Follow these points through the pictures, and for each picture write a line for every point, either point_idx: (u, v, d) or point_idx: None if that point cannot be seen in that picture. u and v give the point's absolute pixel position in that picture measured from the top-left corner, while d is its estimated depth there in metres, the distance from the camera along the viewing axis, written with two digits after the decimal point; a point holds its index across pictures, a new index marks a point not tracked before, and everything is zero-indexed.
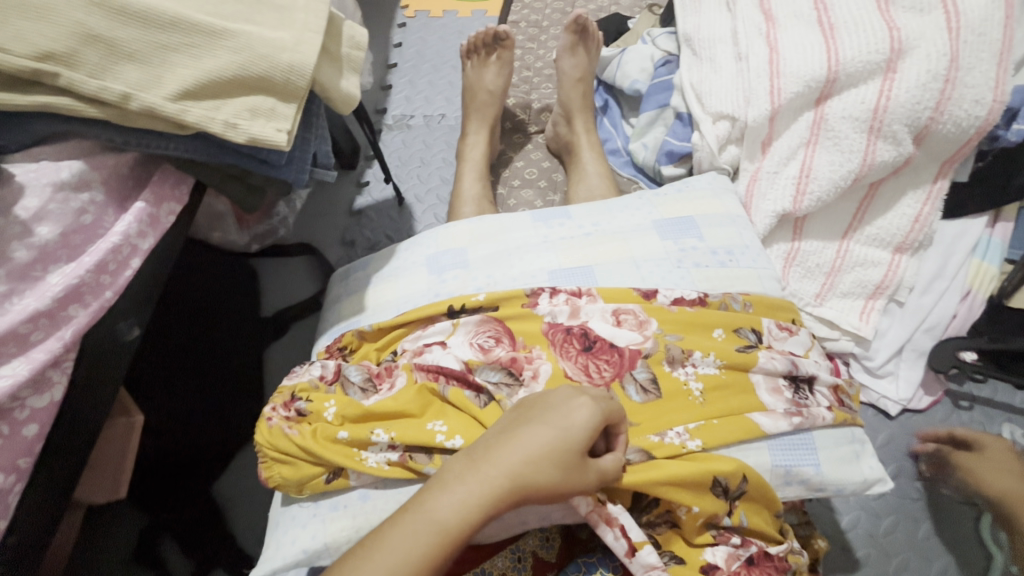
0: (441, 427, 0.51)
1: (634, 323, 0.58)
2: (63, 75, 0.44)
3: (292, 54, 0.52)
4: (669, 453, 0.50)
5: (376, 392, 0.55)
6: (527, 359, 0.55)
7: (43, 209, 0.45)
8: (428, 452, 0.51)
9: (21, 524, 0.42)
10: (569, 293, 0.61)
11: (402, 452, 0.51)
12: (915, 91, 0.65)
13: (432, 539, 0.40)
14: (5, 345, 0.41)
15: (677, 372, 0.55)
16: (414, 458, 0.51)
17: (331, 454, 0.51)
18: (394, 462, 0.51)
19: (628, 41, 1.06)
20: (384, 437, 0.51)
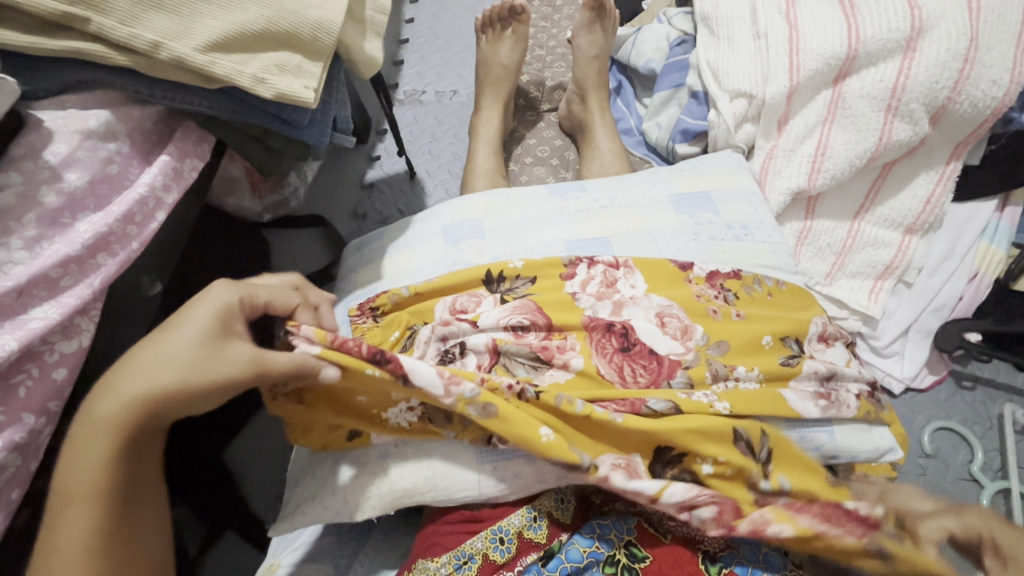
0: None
1: (679, 328, 0.56)
2: (94, 20, 0.43)
3: (319, 11, 0.53)
4: (696, 410, 0.51)
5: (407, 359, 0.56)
6: (560, 348, 0.55)
7: (71, 156, 0.45)
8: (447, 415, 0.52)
9: (48, 470, 0.42)
10: (607, 264, 0.61)
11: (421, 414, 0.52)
12: (934, 69, 0.66)
13: (75, 509, 0.35)
14: (35, 288, 0.41)
15: (717, 385, 0.54)
16: (432, 421, 0.52)
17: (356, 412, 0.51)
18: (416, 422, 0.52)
19: (643, 21, 1.06)
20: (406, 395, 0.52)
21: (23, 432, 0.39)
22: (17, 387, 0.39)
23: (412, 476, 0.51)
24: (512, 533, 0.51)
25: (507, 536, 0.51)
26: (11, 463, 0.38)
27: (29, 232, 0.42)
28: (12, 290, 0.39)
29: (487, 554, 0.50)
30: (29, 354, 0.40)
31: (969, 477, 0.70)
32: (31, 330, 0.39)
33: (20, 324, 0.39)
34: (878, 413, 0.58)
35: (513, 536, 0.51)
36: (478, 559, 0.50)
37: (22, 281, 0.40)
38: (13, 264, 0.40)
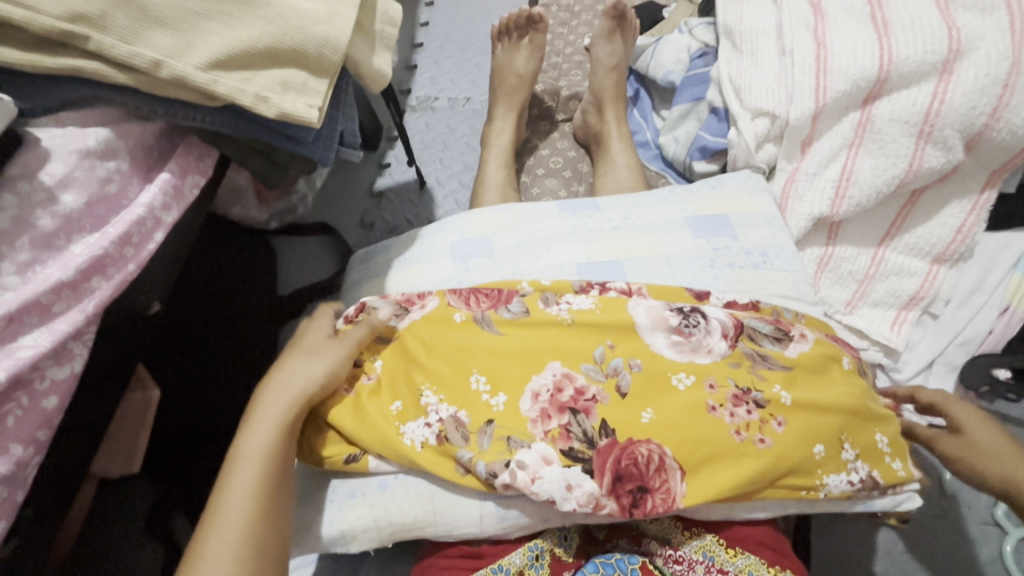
0: (499, 409, 0.51)
1: (688, 349, 0.54)
2: (93, 38, 0.42)
3: (325, 27, 0.51)
4: (712, 425, 0.49)
5: (420, 401, 0.52)
6: (569, 377, 0.52)
7: (68, 176, 0.44)
8: (464, 434, 0.50)
9: (38, 496, 0.42)
10: (620, 291, 0.59)
11: (439, 434, 0.50)
12: (972, 95, 0.62)
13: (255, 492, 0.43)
14: (27, 315, 0.40)
15: (733, 425, 0.50)
16: (450, 440, 0.50)
17: (372, 425, 0.51)
18: (430, 443, 0.50)
19: (664, 30, 1.02)
20: (432, 397, 0.51)
21: (10, 463, 0.38)
22: (6, 416, 0.38)
23: (411, 509, 0.50)
24: (511, 573, 0.49)
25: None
26: None
27: (22, 256, 0.41)
28: (2, 317, 0.38)
29: None
30: (19, 382, 0.39)
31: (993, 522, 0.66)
32: (20, 359, 0.38)
33: (9, 352, 0.38)
34: (911, 470, 0.53)
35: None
36: None
37: (13, 308, 0.39)
38: (5, 289, 0.39)
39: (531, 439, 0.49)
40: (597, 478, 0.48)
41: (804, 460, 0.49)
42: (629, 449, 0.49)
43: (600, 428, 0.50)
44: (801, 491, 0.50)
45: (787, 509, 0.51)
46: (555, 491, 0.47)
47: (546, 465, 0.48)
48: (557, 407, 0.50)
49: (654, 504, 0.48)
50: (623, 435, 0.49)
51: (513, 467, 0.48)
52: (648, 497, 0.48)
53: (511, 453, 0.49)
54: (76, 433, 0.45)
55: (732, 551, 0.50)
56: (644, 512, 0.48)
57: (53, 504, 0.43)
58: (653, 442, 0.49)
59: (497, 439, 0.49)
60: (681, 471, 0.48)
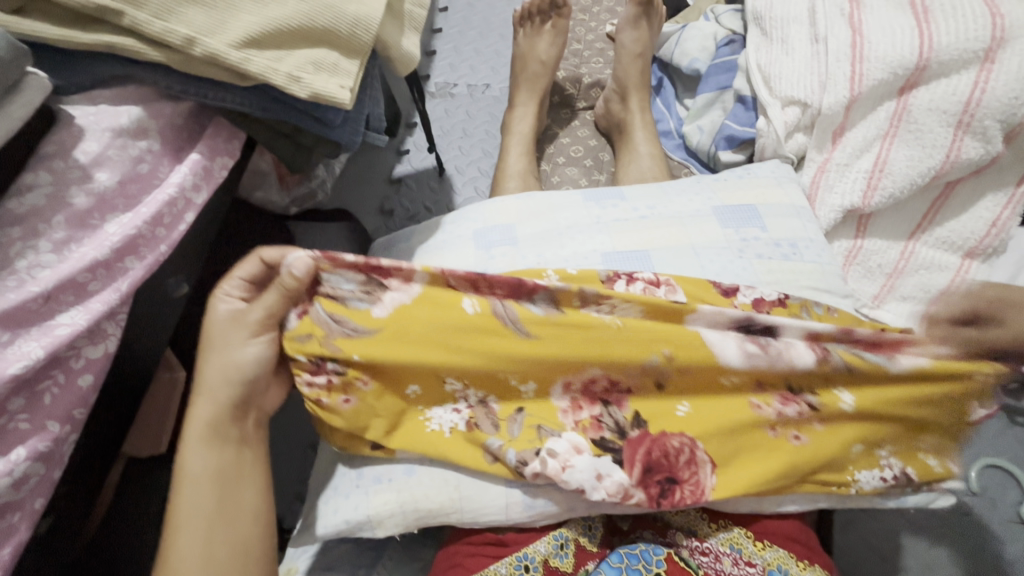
0: (529, 397, 0.51)
1: None
2: (128, 14, 0.42)
3: (358, 7, 0.50)
4: (742, 420, 0.49)
5: (445, 386, 0.51)
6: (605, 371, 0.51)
7: (101, 154, 0.44)
8: (494, 421, 0.50)
9: (72, 474, 0.42)
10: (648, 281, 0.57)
11: (467, 420, 0.50)
12: (1014, 83, 0.61)
13: (212, 488, 0.46)
14: (62, 293, 0.40)
15: (762, 422, 0.50)
16: (480, 427, 0.50)
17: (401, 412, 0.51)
18: (458, 429, 0.50)
19: (689, 17, 1.01)
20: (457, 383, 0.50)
21: (48, 441, 0.38)
22: (43, 394, 0.38)
23: (438, 495, 0.49)
24: (537, 561, 0.49)
25: (532, 564, 0.49)
26: (35, 472, 0.37)
27: (58, 234, 0.40)
28: (39, 295, 0.38)
29: None
30: (55, 360, 0.39)
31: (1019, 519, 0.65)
32: (57, 337, 0.38)
33: (45, 331, 0.38)
34: (949, 467, 0.52)
35: (539, 565, 0.49)
36: None
37: (50, 286, 0.38)
38: (41, 267, 0.39)
39: (561, 428, 0.49)
40: (628, 467, 0.48)
41: (835, 456, 0.49)
42: (660, 441, 0.49)
43: (632, 420, 0.50)
44: (830, 486, 0.50)
45: (818, 503, 0.51)
46: (586, 480, 0.47)
47: (577, 454, 0.48)
48: (589, 398, 0.51)
49: (682, 496, 0.47)
50: (655, 427, 0.49)
51: (544, 456, 0.48)
52: (678, 488, 0.47)
53: (542, 441, 0.49)
54: (108, 411, 0.45)
55: (760, 544, 0.50)
56: (672, 504, 0.47)
57: (84, 483, 0.44)
58: (686, 433, 0.49)
59: (528, 428, 0.49)
60: (712, 463, 0.48)
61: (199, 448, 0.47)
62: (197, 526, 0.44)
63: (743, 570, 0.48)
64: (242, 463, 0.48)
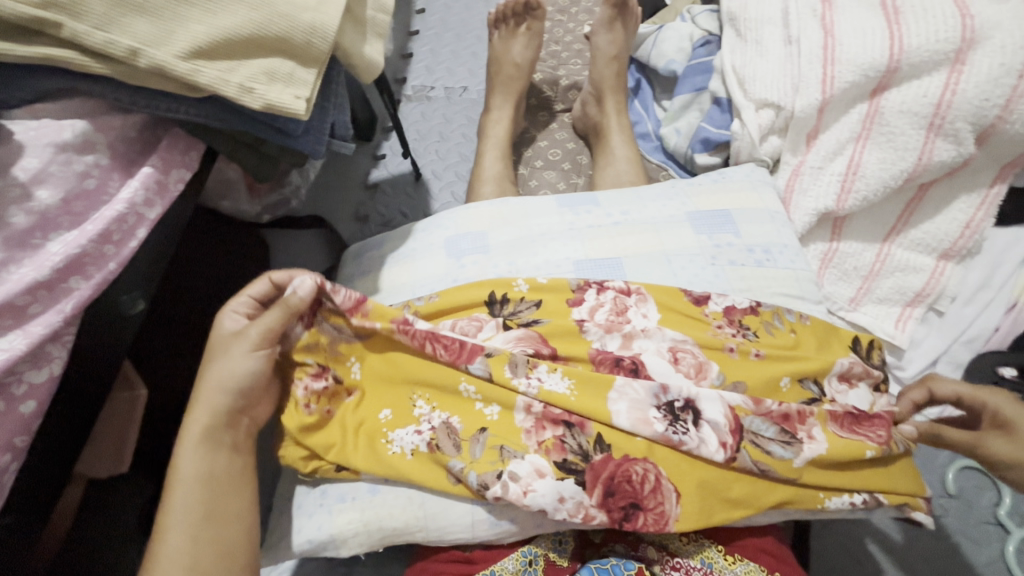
0: (493, 418, 0.50)
1: (693, 364, 0.53)
2: (66, 25, 0.40)
3: (314, 14, 0.49)
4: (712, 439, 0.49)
5: (413, 409, 0.51)
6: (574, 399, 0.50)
7: (43, 171, 0.42)
8: (456, 442, 0.49)
9: (18, 503, 0.41)
10: (618, 290, 0.58)
11: (429, 442, 0.49)
12: (985, 86, 0.60)
13: (201, 494, 0.45)
14: (1, 317, 0.38)
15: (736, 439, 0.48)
16: (442, 449, 0.49)
17: (361, 438, 0.50)
18: (421, 452, 0.49)
19: (666, 17, 1.00)
20: (425, 407, 0.50)
21: None
22: None
23: (403, 514, 0.48)
24: None
25: None
26: None
27: None
28: None
29: None
30: None
31: (994, 521, 0.66)
32: None
33: None
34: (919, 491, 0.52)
35: None
36: None
37: None
38: None
39: (524, 450, 0.48)
40: (590, 488, 0.47)
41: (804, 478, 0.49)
42: (624, 466, 0.47)
43: (595, 442, 0.48)
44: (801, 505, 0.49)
45: (788, 515, 0.50)
46: (547, 503, 0.46)
47: (540, 478, 0.47)
48: (551, 419, 0.49)
49: (646, 522, 0.47)
50: (620, 450, 0.48)
51: (506, 479, 0.47)
52: (640, 514, 0.47)
53: (504, 464, 0.47)
54: (56, 435, 0.43)
55: (730, 558, 0.49)
56: (634, 528, 0.47)
57: (33, 511, 0.42)
58: (650, 461, 0.48)
59: (490, 449, 0.48)
60: (676, 491, 0.47)
61: (190, 455, 0.45)
62: (180, 534, 0.43)
63: None
64: (233, 471, 0.47)
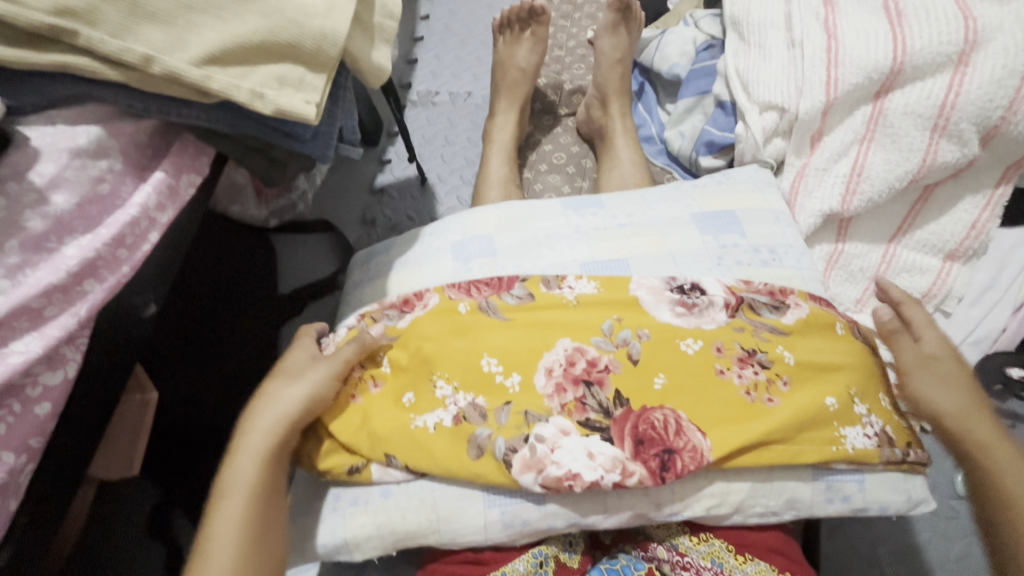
0: (515, 389, 0.50)
1: (685, 309, 0.55)
2: (82, 33, 0.41)
3: (323, 20, 0.49)
4: (726, 388, 0.50)
5: (437, 392, 0.51)
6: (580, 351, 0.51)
7: (59, 176, 0.43)
8: (482, 412, 0.49)
9: (33, 504, 0.41)
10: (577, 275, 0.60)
11: (455, 416, 0.49)
12: (987, 87, 0.61)
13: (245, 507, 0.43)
14: (17, 320, 0.39)
15: (743, 389, 0.50)
16: (468, 420, 0.49)
17: (389, 415, 0.50)
18: (446, 425, 0.49)
19: (669, 21, 1.01)
20: (447, 387, 0.51)
21: None
22: None
23: (415, 517, 0.48)
24: None
25: None
26: None
27: (11, 259, 0.39)
28: None
29: None
30: (9, 390, 0.38)
31: None
32: (11, 365, 0.37)
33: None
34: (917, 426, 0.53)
35: None
36: None
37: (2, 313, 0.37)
38: None
39: (548, 413, 0.49)
40: (619, 443, 0.47)
41: (820, 411, 0.49)
42: (644, 416, 0.48)
43: (615, 398, 0.49)
44: (827, 451, 0.48)
45: (799, 513, 0.50)
46: (578, 462, 0.46)
47: (565, 436, 0.47)
48: (572, 379, 0.50)
49: (684, 463, 0.46)
50: (637, 402, 0.49)
51: (532, 441, 0.47)
52: (676, 457, 0.47)
53: (530, 427, 0.48)
54: (70, 437, 0.44)
55: (741, 558, 0.49)
56: (675, 475, 0.46)
57: (47, 513, 0.43)
58: (667, 407, 0.49)
59: (516, 414, 0.49)
60: (702, 431, 0.48)
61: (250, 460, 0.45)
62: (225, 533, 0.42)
63: None
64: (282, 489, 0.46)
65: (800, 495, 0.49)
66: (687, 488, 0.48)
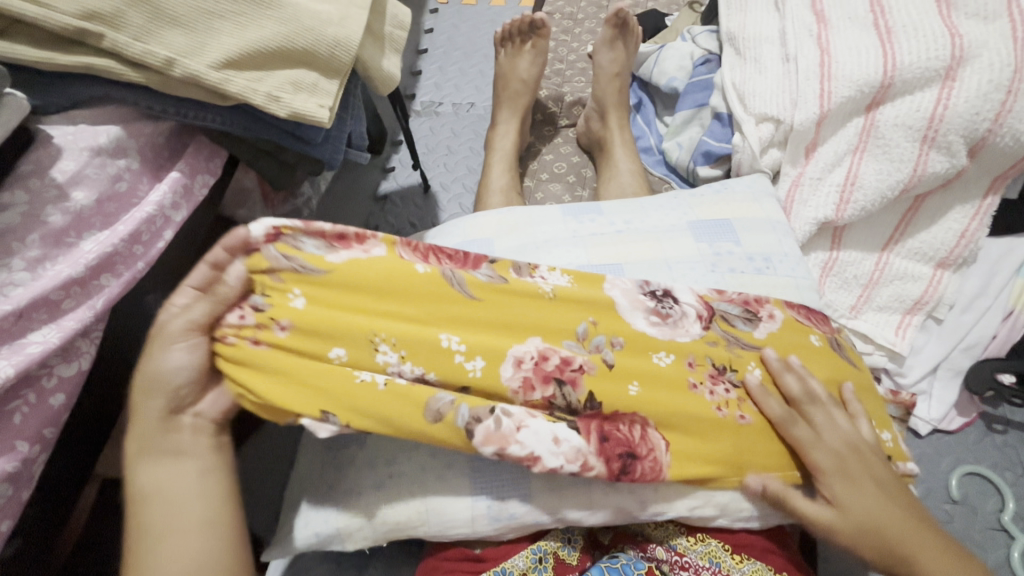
0: (476, 375, 0.46)
1: (674, 318, 0.54)
2: (108, 36, 0.42)
3: (337, 29, 0.51)
4: (697, 406, 0.50)
5: (376, 356, 0.45)
6: (553, 351, 0.49)
7: (79, 173, 0.44)
8: (444, 393, 0.46)
9: (43, 494, 0.42)
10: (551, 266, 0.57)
11: (411, 381, 0.45)
12: (974, 101, 0.63)
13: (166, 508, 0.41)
14: (36, 311, 0.39)
15: (715, 401, 0.51)
16: (425, 393, 0.45)
17: (321, 377, 0.44)
18: (399, 398, 0.44)
19: (667, 37, 1.04)
20: (392, 355, 0.45)
21: (16, 461, 0.37)
22: (12, 414, 0.38)
23: (408, 508, 0.49)
24: None
25: None
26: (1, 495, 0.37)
27: (32, 252, 0.40)
28: (12, 313, 0.38)
29: None
30: (26, 379, 0.39)
31: (999, 527, 0.67)
32: (28, 355, 0.38)
33: (17, 349, 0.38)
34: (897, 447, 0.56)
35: None
36: None
37: (22, 304, 0.38)
38: (14, 285, 0.39)
39: (511, 402, 0.47)
40: (585, 435, 0.47)
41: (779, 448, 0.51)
42: (613, 422, 0.48)
43: (587, 400, 0.49)
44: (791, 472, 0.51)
45: (789, 512, 0.51)
46: (541, 446, 0.45)
47: (531, 417, 0.47)
48: (542, 377, 0.48)
49: (644, 471, 0.47)
50: (608, 408, 0.49)
51: (498, 415, 0.46)
52: (637, 462, 0.47)
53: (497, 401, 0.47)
54: (80, 431, 0.44)
55: (738, 557, 0.50)
56: (632, 478, 0.47)
57: (56, 505, 0.43)
58: (638, 415, 0.49)
59: (473, 403, 0.46)
60: (667, 442, 0.48)
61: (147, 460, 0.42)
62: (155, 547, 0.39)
63: None
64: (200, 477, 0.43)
65: (791, 492, 0.51)
66: (688, 485, 0.49)
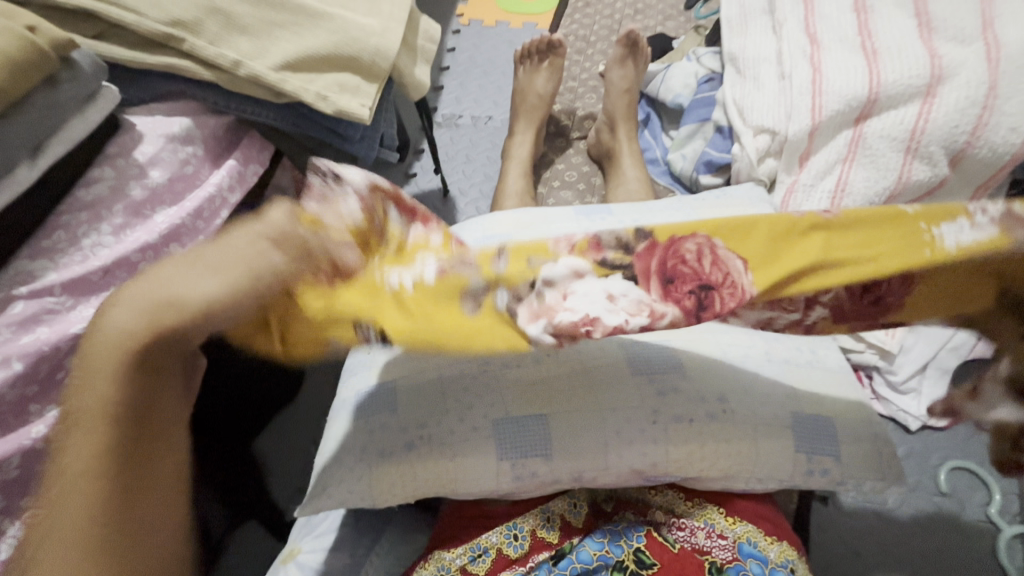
0: (497, 266, 0.39)
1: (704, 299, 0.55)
2: (187, 40, 0.50)
3: (378, 39, 0.59)
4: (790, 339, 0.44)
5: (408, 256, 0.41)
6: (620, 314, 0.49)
7: (157, 155, 0.51)
8: (471, 262, 0.40)
9: None
10: None
11: (438, 267, 0.40)
12: (953, 115, 0.69)
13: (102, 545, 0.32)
14: (118, 270, 0.46)
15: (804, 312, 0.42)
16: (454, 270, 0.40)
17: (356, 276, 0.39)
18: (425, 284, 0.39)
19: (674, 58, 1.11)
20: (425, 263, 0.40)
21: None
22: None
23: (435, 467, 0.54)
24: (526, 530, 0.54)
25: (521, 533, 0.54)
26: None
27: (116, 220, 0.47)
28: (100, 268, 0.45)
29: (501, 549, 0.53)
30: None
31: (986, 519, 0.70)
32: None
33: (102, 300, 0.44)
34: None
35: (527, 534, 0.54)
36: (492, 553, 0.53)
37: (108, 262, 0.45)
38: (101, 246, 0.46)
39: (554, 255, 0.40)
40: (642, 282, 0.39)
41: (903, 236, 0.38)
42: (672, 247, 0.40)
43: (636, 231, 0.40)
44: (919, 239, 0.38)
45: (783, 483, 0.55)
46: (594, 306, 0.38)
47: (577, 278, 0.39)
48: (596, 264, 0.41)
49: (720, 299, 0.39)
50: (661, 233, 0.40)
51: (538, 287, 0.39)
52: (713, 293, 0.39)
53: (535, 270, 0.39)
54: None
55: (731, 519, 0.54)
56: (711, 312, 0.39)
57: None
58: (699, 232, 0.40)
59: (515, 258, 0.39)
60: (738, 257, 0.39)
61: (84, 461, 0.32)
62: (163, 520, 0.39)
63: (716, 542, 0.53)
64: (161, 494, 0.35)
65: (785, 461, 0.54)
66: (684, 451, 0.53)
